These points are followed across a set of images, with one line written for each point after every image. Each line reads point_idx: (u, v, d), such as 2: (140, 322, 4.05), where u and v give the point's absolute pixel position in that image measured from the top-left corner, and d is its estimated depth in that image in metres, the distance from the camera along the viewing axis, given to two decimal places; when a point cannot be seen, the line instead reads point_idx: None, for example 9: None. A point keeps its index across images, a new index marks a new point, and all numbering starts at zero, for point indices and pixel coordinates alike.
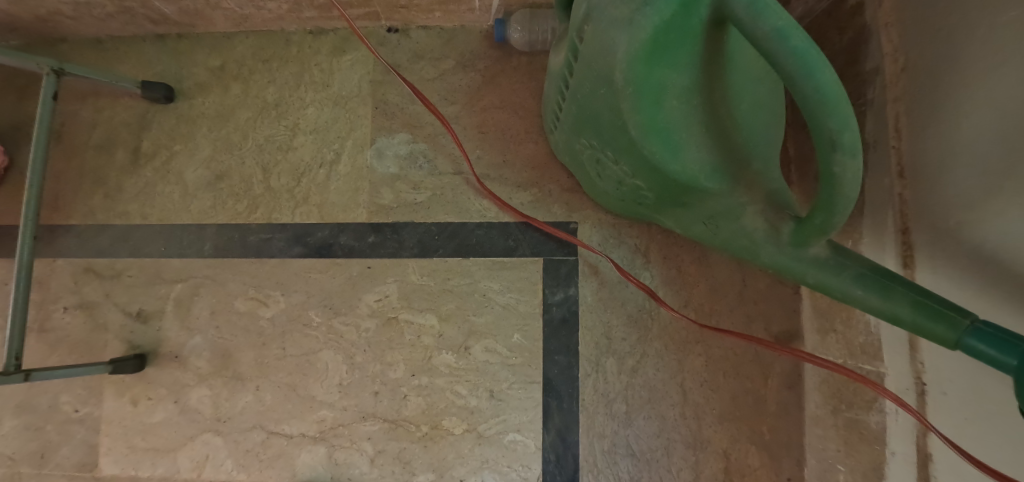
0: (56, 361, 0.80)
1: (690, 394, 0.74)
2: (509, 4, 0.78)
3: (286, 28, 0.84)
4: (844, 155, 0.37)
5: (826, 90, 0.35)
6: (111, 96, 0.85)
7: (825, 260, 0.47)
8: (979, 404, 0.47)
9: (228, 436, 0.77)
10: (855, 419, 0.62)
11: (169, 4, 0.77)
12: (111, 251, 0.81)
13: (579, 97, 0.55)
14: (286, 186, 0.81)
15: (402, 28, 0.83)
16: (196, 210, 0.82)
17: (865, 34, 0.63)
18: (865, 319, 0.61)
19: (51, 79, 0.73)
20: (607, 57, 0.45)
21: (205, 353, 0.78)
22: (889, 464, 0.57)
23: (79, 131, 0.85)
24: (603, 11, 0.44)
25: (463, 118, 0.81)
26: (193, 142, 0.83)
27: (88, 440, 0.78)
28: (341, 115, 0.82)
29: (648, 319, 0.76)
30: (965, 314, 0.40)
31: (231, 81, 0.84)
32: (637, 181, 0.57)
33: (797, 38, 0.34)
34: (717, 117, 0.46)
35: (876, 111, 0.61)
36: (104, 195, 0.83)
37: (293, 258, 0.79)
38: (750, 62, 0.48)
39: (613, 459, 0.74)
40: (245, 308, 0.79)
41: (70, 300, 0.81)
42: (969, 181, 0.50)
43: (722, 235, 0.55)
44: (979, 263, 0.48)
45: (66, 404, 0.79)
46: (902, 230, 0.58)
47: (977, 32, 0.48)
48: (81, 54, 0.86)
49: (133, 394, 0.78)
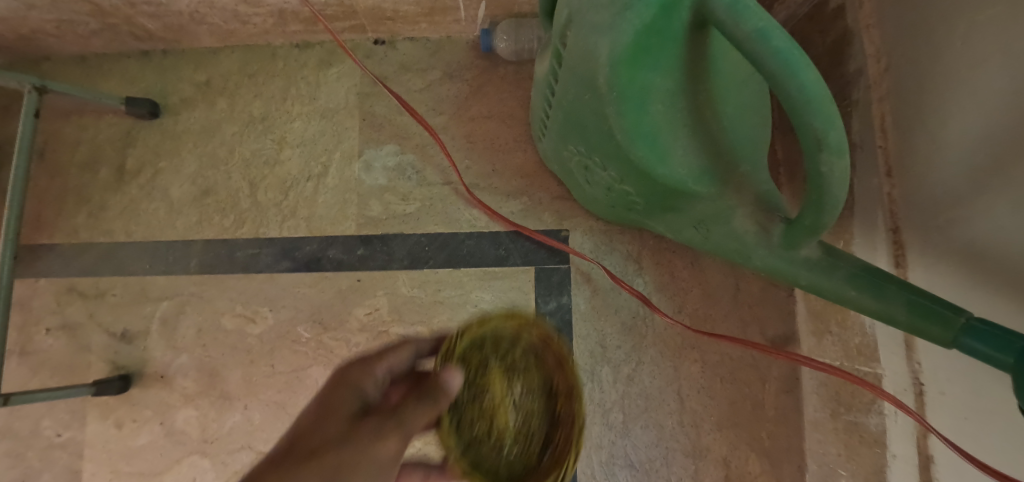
0: (37, 385, 0.77)
1: (687, 402, 0.73)
2: (494, 14, 0.78)
3: (272, 42, 0.84)
4: (830, 155, 0.37)
5: (810, 89, 0.35)
6: (95, 113, 0.84)
7: (816, 261, 0.47)
8: (977, 404, 0.47)
9: (216, 457, 0.75)
10: (853, 422, 0.61)
11: (153, 20, 0.77)
12: (95, 271, 0.80)
13: (565, 103, 0.54)
14: (273, 200, 0.80)
15: (389, 40, 0.83)
16: (182, 226, 0.81)
17: (847, 36, 0.64)
18: (859, 320, 0.60)
19: (32, 98, 0.71)
20: (591, 62, 0.44)
21: (191, 372, 0.76)
22: (890, 468, 0.55)
23: (61, 149, 0.84)
24: (586, 17, 0.43)
25: (451, 128, 0.81)
26: (178, 158, 0.82)
27: (70, 466, 0.76)
28: (328, 128, 0.82)
29: (642, 327, 0.75)
30: (959, 311, 0.40)
31: (217, 96, 0.84)
32: (625, 186, 0.57)
33: (778, 38, 0.34)
34: (702, 120, 0.45)
35: (861, 112, 0.61)
36: (87, 214, 0.82)
37: (281, 273, 0.78)
38: (734, 64, 0.48)
39: (611, 471, 0.73)
40: (232, 325, 0.77)
41: (52, 322, 0.79)
42: (958, 178, 0.49)
43: (713, 239, 0.55)
44: (971, 260, 0.48)
45: (47, 429, 0.77)
46: (893, 230, 0.57)
47: (957, 32, 0.48)
48: (64, 72, 0.85)
49: (118, 417, 0.76)
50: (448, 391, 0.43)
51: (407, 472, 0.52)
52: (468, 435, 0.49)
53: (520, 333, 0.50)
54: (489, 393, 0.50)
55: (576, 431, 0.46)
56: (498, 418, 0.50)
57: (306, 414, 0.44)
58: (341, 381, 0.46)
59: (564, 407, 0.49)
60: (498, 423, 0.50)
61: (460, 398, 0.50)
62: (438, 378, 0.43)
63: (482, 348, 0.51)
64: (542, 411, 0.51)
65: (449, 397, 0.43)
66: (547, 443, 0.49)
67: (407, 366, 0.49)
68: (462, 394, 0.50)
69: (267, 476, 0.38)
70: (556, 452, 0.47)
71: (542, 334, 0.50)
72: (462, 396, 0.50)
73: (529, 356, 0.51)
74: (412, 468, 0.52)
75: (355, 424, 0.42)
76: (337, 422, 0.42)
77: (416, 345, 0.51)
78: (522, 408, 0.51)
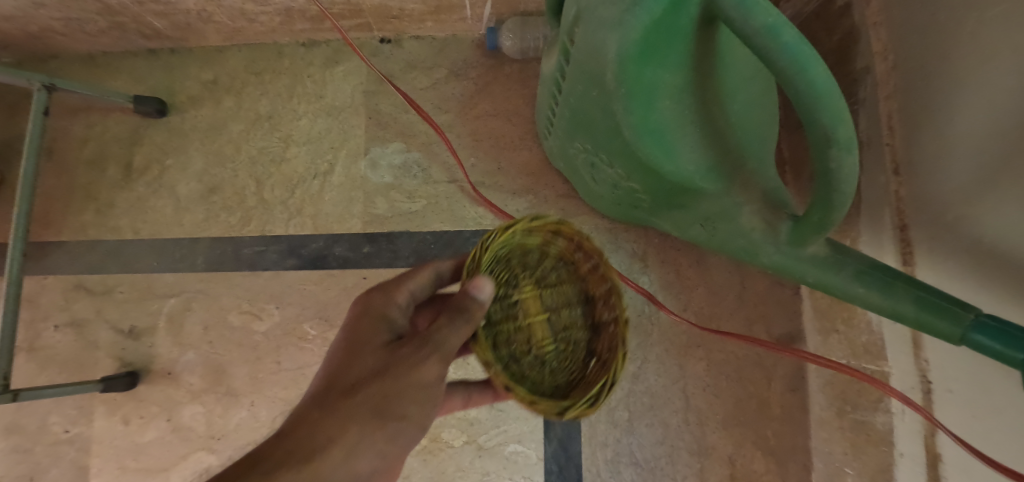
0: (45, 381, 0.78)
1: (692, 400, 0.73)
2: (499, 13, 0.78)
3: (279, 41, 0.84)
4: (839, 151, 0.37)
5: (819, 85, 0.35)
6: (103, 111, 0.85)
7: (823, 258, 0.47)
8: (986, 402, 0.46)
9: (221, 454, 0.75)
10: (860, 421, 0.60)
11: (161, 18, 0.77)
12: (102, 268, 0.80)
13: (572, 100, 0.54)
14: (279, 198, 0.81)
15: (394, 38, 0.84)
16: (188, 223, 0.81)
17: (854, 34, 0.63)
18: (866, 318, 0.60)
19: (41, 95, 0.72)
20: (599, 58, 0.44)
21: (197, 369, 0.77)
22: (898, 466, 0.55)
23: (69, 146, 0.85)
24: (594, 13, 0.43)
25: (456, 126, 0.81)
26: (185, 156, 0.83)
27: (78, 461, 0.76)
28: (334, 126, 0.82)
29: (647, 325, 0.76)
30: (968, 308, 0.40)
31: (224, 94, 0.84)
32: (632, 184, 0.57)
33: (787, 34, 0.34)
34: (710, 116, 0.45)
35: (868, 110, 0.61)
36: (95, 211, 0.82)
37: (287, 270, 0.78)
38: (741, 61, 0.48)
39: (616, 469, 0.73)
40: (239, 322, 0.78)
41: (60, 318, 0.79)
42: (966, 175, 0.49)
43: (719, 237, 0.55)
44: (980, 258, 0.48)
45: (55, 424, 0.77)
46: (900, 228, 0.57)
47: (966, 28, 0.48)
48: (72, 71, 0.86)
49: (125, 413, 0.77)
50: (481, 304, 0.40)
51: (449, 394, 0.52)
52: (506, 351, 0.47)
53: (546, 244, 0.48)
54: (521, 309, 0.49)
55: (621, 329, 0.43)
56: (536, 331, 0.49)
57: (338, 347, 0.42)
58: (365, 311, 0.44)
59: (604, 313, 0.47)
60: (534, 337, 0.48)
61: (495, 316, 0.48)
62: (466, 292, 0.40)
63: (511, 266, 0.48)
64: (578, 321, 0.49)
65: (482, 309, 0.40)
66: (589, 351, 0.47)
67: (429, 289, 0.48)
68: (494, 310, 0.48)
69: (313, 416, 0.37)
70: (599, 359, 0.45)
71: (569, 241, 0.46)
72: (495, 313, 0.48)
73: (559, 269, 0.49)
74: (454, 390, 0.52)
75: (392, 351, 0.40)
76: (371, 352, 0.41)
77: (436, 267, 0.48)
78: (557, 320, 0.49)
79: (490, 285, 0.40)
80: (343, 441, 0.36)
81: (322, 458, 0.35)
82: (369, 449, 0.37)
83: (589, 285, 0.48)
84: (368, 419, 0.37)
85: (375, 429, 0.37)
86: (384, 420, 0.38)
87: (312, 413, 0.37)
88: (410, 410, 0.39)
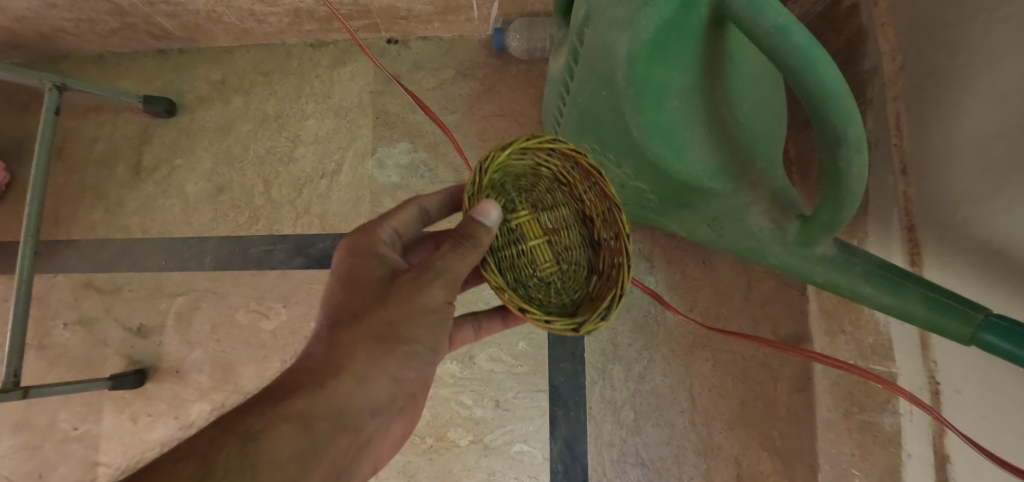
0: (54, 379, 0.78)
1: (698, 401, 0.73)
2: (507, 14, 0.79)
3: (287, 41, 0.85)
4: (849, 150, 0.37)
5: (829, 85, 0.35)
6: (113, 111, 0.86)
7: (831, 258, 0.47)
8: (996, 403, 0.46)
9: None
10: (868, 422, 0.59)
11: (171, 19, 0.78)
12: (112, 266, 0.81)
13: (580, 100, 0.55)
14: (287, 197, 0.81)
15: (402, 39, 0.84)
16: (197, 223, 0.82)
17: (861, 34, 0.63)
18: (873, 319, 0.59)
19: (53, 95, 0.72)
20: (608, 58, 0.45)
21: (205, 367, 0.77)
22: (906, 468, 0.55)
23: (80, 145, 0.85)
24: (604, 13, 0.44)
25: (463, 126, 0.81)
26: (193, 155, 0.83)
27: (87, 459, 0.77)
28: (342, 126, 0.83)
29: (653, 325, 0.76)
30: (977, 308, 0.40)
31: (232, 94, 0.84)
32: (639, 183, 0.57)
33: (798, 34, 0.34)
34: (719, 116, 0.46)
35: (876, 111, 0.61)
36: (105, 210, 0.83)
37: (295, 269, 0.79)
38: (750, 61, 0.48)
39: (622, 469, 0.73)
40: (246, 321, 0.78)
41: (70, 316, 0.80)
42: (974, 176, 0.49)
43: (726, 237, 0.54)
44: (988, 258, 0.48)
45: (64, 421, 0.78)
46: (908, 229, 0.57)
47: (975, 29, 0.48)
48: (82, 71, 0.86)
49: (133, 410, 0.77)
50: (488, 230, 0.38)
51: (460, 329, 0.53)
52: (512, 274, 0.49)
53: (540, 165, 0.47)
54: (520, 234, 0.51)
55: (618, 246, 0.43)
56: (539, 252, 0.51)
57: (337, 285, 0.43)
58: (354, 251, 0.44)
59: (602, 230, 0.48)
60: (538, 259, 0.51)
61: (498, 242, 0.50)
62: (471, 219, 0.38)
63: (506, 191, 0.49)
64: (576, 240, 0.51)
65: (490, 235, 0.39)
66: (589, 267, 0.49)
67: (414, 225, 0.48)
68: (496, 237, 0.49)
69: (324, 354, 0.39)
70: (600, 272, 0.47)
71: (564, 158, 0.45)
72: (498, 240, 0.49)
73: (555, 192, 0.50)
74: (464, 323, 0.53)
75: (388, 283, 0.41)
76: (365, 289, 0.42)
77: (421, 205, 0.48)
78: (557, 241, 0.52)
79: (495, 210, 0.38)
80: (353, 368, 0.38)
81: (335, 385, 0.38)
82: (382, 375, 0.39)
83: (585, 204, 0.48)
84: (375, 346, 0.39)
85: (384, 354, 0.39)
86: (391, 346, 0.39)
87: (324, 355, 0.39)
88: (417, 335, 0.40)
